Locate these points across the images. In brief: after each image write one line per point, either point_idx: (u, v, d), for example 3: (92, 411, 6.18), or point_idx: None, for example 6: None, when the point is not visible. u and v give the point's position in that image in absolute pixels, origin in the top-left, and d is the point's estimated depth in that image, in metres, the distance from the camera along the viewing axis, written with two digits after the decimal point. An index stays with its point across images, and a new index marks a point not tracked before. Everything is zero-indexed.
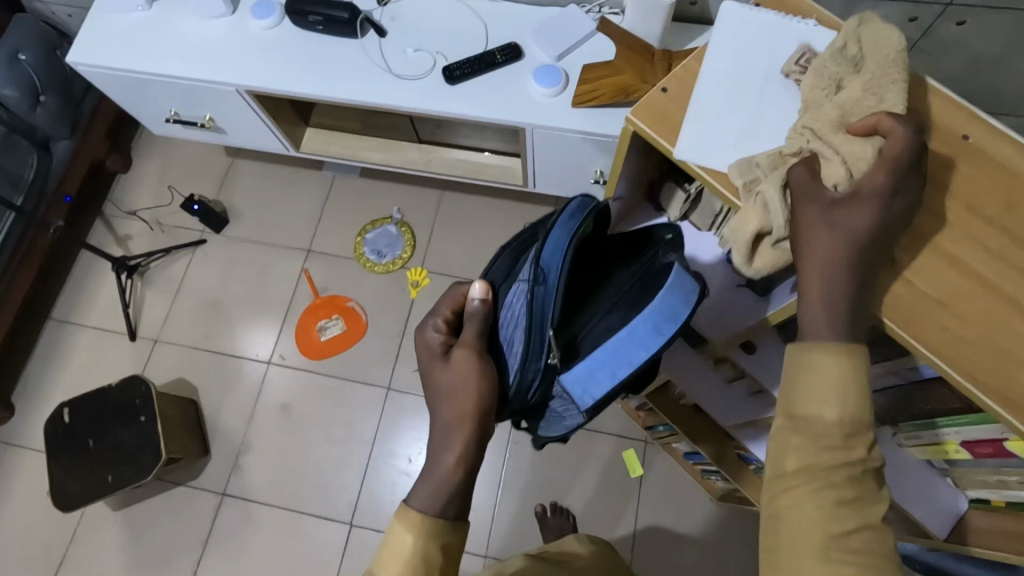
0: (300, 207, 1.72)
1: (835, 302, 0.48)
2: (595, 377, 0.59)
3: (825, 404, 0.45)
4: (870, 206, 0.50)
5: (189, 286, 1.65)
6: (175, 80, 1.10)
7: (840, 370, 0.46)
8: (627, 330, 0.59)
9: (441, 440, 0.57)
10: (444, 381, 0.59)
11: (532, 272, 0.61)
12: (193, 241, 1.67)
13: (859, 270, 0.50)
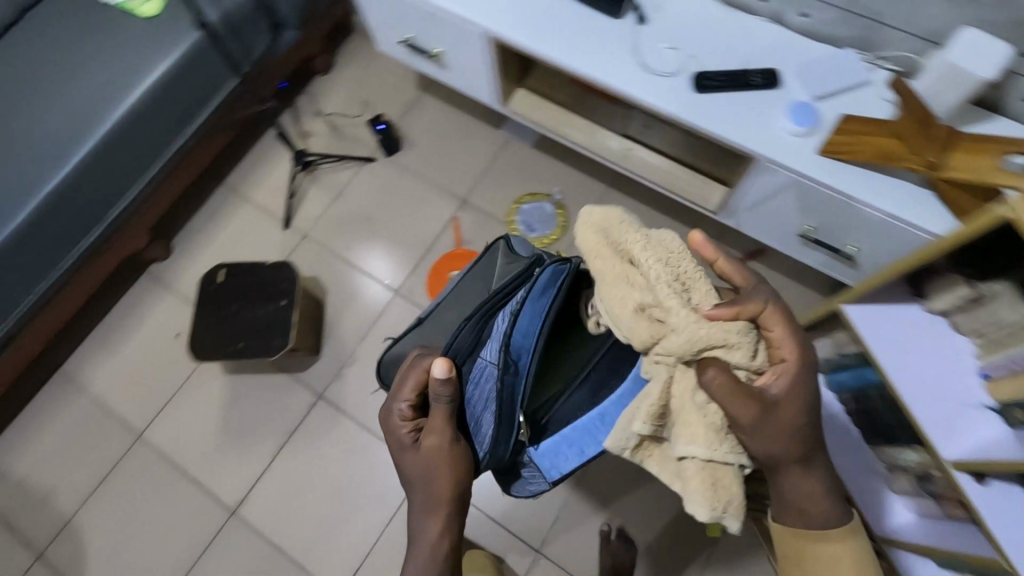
0: (468, 158, 1.75)
1: (776, 451, 0.71)
2: (563, 454, 0.96)
3: (806, 504, 0.76)
4: (775, 385, 0.72)
5: (347, 197, 1.72)
6: (431, 7, 1.13)
7: (818, 495, 0.76)
8: (597, 415, 0.92)
9: (423, 522, 0.84)
10: (423, 466, 0.84)
11: (503, 363, 0.87)
12: (364, 157, 1.74)
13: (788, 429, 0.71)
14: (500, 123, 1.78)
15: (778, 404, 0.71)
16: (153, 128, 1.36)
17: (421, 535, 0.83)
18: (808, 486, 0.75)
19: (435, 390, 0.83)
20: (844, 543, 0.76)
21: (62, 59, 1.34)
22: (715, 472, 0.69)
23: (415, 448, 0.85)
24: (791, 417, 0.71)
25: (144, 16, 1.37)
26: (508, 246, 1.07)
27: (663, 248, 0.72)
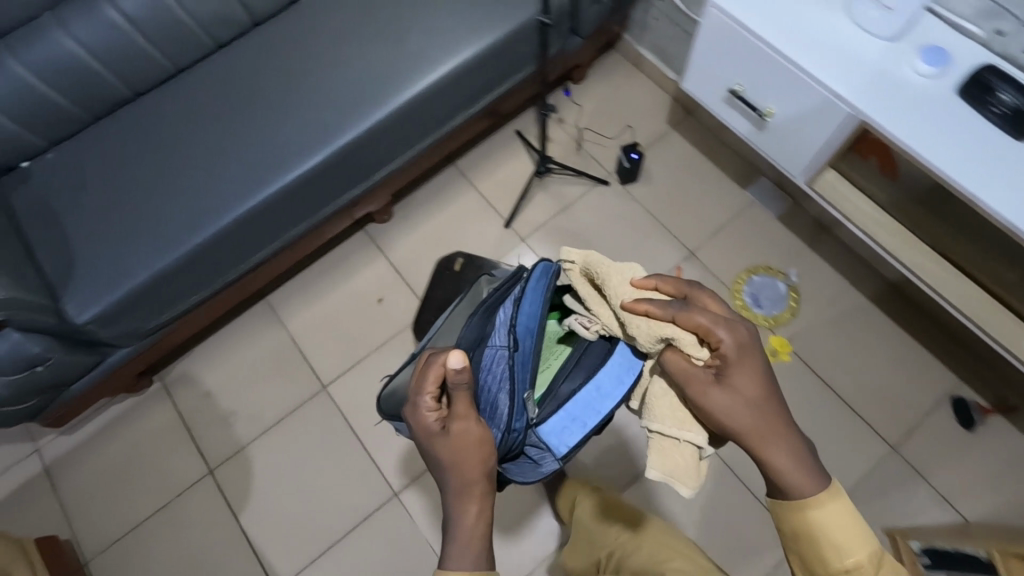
0: (705, 209, 1.66)
1: (747, 423, 0.69)
2: (568, 428, 0.85)
3: (819, 513, 0.66)
4: (744, 367, 0.70)
5: (572, 213, 1.68)
6: (797, 70, 1.06)
7: (830, 503, 0.66)
8: (589, 386, 0.85)
9: (455, 507, 0.73)
10: (453, 454, 0.73)
11: (510, 342, 0.84)
12: (599, 178, 1.69)
13: (759, 404, 0.69)
14: (746, 182, 1.68)
15: (733, 389, 0.70)
16: (443, 104, 1.37)
17: (456, 533, 0.72)
18: (778, 463, 0.68)
19: (453, 380, 0.72)
20: (833, 506, 0.66)
21: (383, 15, 1.35)
22: (664, 446, 0.73)
23: (441, 437, 0.73)
24: (722, 386, 0.70)
25: None
26: (491, 277, 1.13)
27: (622, 272, 0.79)
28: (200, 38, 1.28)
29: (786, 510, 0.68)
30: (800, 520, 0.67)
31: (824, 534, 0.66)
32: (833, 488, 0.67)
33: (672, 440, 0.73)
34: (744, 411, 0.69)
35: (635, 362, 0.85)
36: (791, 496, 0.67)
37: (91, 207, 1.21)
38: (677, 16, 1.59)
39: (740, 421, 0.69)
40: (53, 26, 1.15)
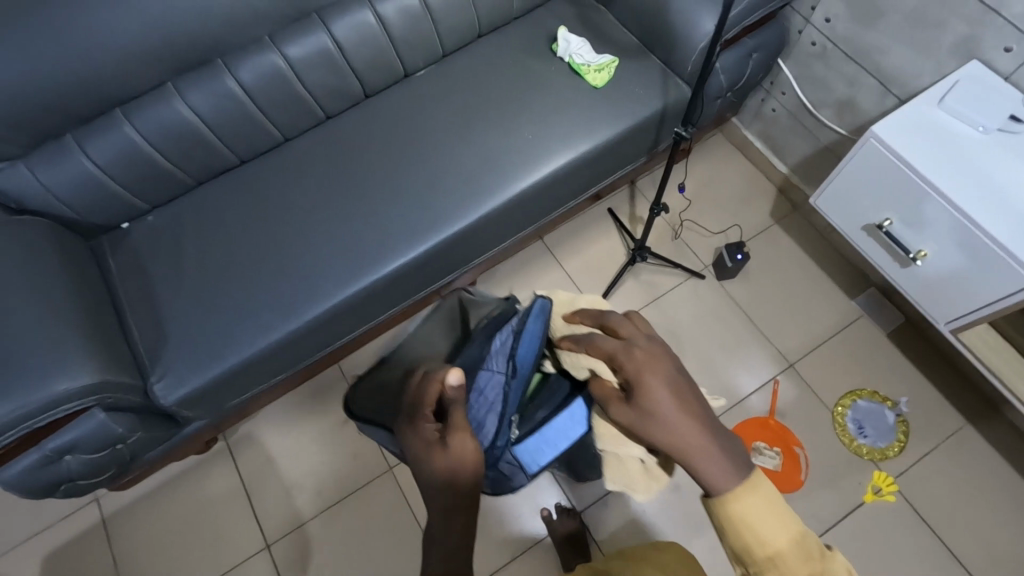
0: (806, 316, 1.54)
1: (661, 426, 0.62)
2: (542, 450, 0.92)
3: (745, 509, 0.59)
4: (656, 377, 0.65)
5: (663, 306, 1.58)
6: (966, 223, 0.95)
7: (766, 506, 0.59)
8: (556, 418, 0.89)
9: (441, 533, 0.65)
10: (449, 464, 0.66)
11: (508, 369, 0.90)
12: (695, 271, 1.59)
13: (658, 399, 0.63)
14: (853, 292, 1.57)
15: (651, 406, 0.63)
16: (552, 195, 1.30)
17: (452, 554, 0.63)
18: (702, 474, 0.60)
19: (454, 397, 0.72)
20: (750, 499, 0.59)
21: (498, 100, 1.30)
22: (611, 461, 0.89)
23: (438, 448, 0.67)
24: (651, 405, 0.63)
25: (589, 83, 1.30)
26: (472, 295, 1.19)
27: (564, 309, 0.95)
28: (311, 110, 1.25)
29: (718, 513, 0.60)
30: (738, 529, 0.59)
31: (754, 533, 0.58)
32: (753, 481, 0.60)
33: (616, 458, 0.87)
34: (684, 433, 0.62)
35: (583, 422, 0.90)
36: (719, 496, 0.60)
37: (188, 279, 1.17)
38: (798, 112, 1.49)
39: (661, 436, 0.62)
40: (170, 93, 1.12)
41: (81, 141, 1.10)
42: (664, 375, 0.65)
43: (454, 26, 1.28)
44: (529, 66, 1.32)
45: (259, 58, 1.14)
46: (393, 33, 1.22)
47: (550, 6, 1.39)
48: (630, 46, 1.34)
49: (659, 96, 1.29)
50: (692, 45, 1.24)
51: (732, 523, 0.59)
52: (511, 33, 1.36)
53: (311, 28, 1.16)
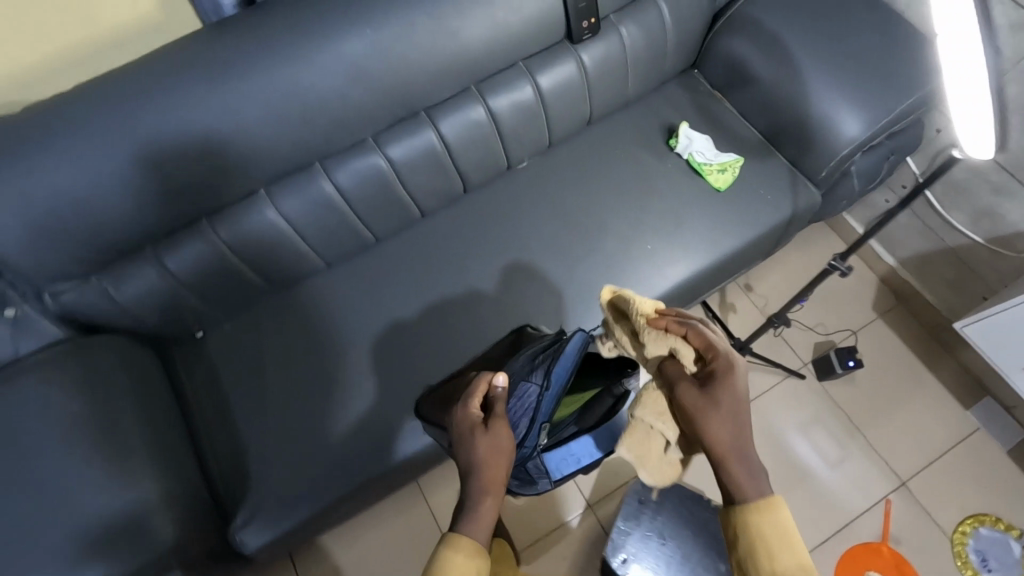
0: (918, 427, 1.43)
1: (727, 424, 0.60)
2: (568, 460, 0.80)
3: (755, 517, 0.56)
4: (739, 385, 0.63)
5: (761, 409, 1.46)
6: None
7: (776, 525, 0.55)
8: (588, 433, 0.79)
9: (470, 505, 0.63)
10: (487, 443, 0.66)
11: (546, 379, 0.79)
12: (796, 371, 1.46)
13: (740, 414, 0.61)
14: (966, 400, 1.46)
15: (721, 399, 0.61)
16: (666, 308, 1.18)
17: (473, 519, 0.62)
18: (741, 490, 0.58)
19: (496, 395, 0.71)
20: (766, 515, 0.56)
21: (611, 200, 1.18)
22: (636, 430, 0.68)
23: (478, 431, 0.67)
24: (723, 396, 0.62)
25: (711, 185, 1.17)
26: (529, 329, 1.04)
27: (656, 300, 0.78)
28: (407, 211, 1.12)
29: (741, 514, 0.56)
30: (752, 531, 0.55)
31: (760, 542, 0.54)
32: (772, 503, 0.57)
33: (648, 427, 0.68)
34: (740, 434, 0.60)
35: (611, 444, 0.79)
36: (749, 502, 0.57)
37: (274, 402, 1.06)
38: (920, 208, 1.37)
39: (716, 427, 0.60)
40: (262, 201, 1.00)
41: (160, 255, 0.98)
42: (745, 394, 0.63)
43: (567, 119, 1.15)
44: (643, 161, 1.20)
45: (360, 161, 1.02)
46: (504, 131, 1.10)
47: (663, 92, 1.27)
48: (753, 142, 1.22)
49: (788, 202, 1.17)
50: (834, 151, 1.12)
51: (747, 528, 0.55)
52: (621, 122, 1.24)
53: (419, 127, 1.04)
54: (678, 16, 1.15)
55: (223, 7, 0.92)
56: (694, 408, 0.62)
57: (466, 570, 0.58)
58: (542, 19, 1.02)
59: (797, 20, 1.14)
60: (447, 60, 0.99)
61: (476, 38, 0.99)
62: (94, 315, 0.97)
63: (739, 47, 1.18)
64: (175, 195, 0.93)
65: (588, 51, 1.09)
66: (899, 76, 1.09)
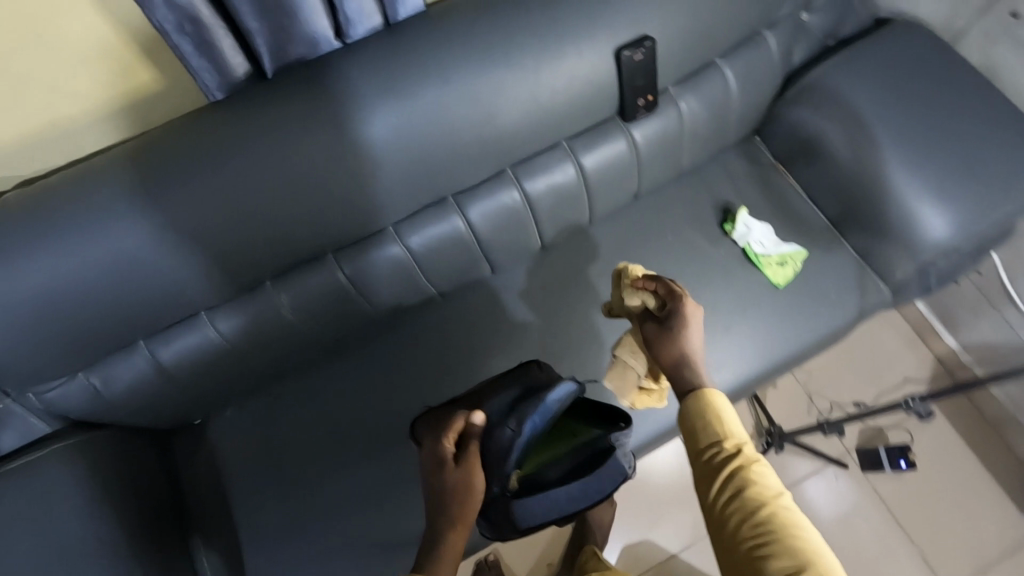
0: (967, 531, 1.31)
1: (683, 355, 0.73)
2: (537, 511, 0.74)
3: (698, 401, 0.68)
4: (694, 317, 0.76)
5: (797, 497, 1.35)
6: None
7: (715, 407, 0.67)
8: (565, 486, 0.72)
9: (437, 536, 0.65)
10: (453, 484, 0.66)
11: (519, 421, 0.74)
12: (837, 460, 1.36)
13: (692, 343, 0.74)
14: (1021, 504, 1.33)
15: (675, 328, 0.75)
16: None
17: (439, 558, 0.63)
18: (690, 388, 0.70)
19: (468, 430, 0.71)
20: (706, 398, 0.68)
21: None
22: (618, 372, 0.88)
23: (449, 465, 0.68)
24: (679, 326, 0.75)
25: (768, 279, 1.04)
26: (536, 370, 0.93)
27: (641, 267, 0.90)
28: (426, 297, 1.01)
29: (690, 402, 0.68)
30: (703, 414, 0.67)
31: (702, 419, 0.67)
32: (712, 394, 0.68)
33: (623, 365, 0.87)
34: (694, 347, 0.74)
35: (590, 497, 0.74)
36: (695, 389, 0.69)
37: (275, 502, 0.97)
38: (996, 298, 1.23)
39: (673, 351, 0.74)
40: (268, 294, 0.90)
41: (152, 348, 0.88)
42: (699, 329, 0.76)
43: (610, 198, 1.03)
44: (692, 244, 1.07)
45: (376, 250, 0.91)
46: (538, 214, 0.98)
47: (719, 162, 1.13)
48: (819, 229, 1.08)
49: (854, 302, 1.04)
50: (914, 252, 0.98)
51: (698, 410, 0.67)
52: (670, 196, 1.11)
53: (442, 213, 0.92)
54: (746, 86, 1.00)
55: (233, 80, 0.78)
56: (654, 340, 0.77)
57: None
58: (594, 96, 0.88)
59: (883, 98, 0.99)
60: (476, 143, 0.85)
61: (511, 118, 0.85)
62: (84, 409, 0.89)
63: (812, 121, 1.04)
64: (172, 293, 0.82)
65: (641, 128, 0.96)
66: (993, 175, 0.94)
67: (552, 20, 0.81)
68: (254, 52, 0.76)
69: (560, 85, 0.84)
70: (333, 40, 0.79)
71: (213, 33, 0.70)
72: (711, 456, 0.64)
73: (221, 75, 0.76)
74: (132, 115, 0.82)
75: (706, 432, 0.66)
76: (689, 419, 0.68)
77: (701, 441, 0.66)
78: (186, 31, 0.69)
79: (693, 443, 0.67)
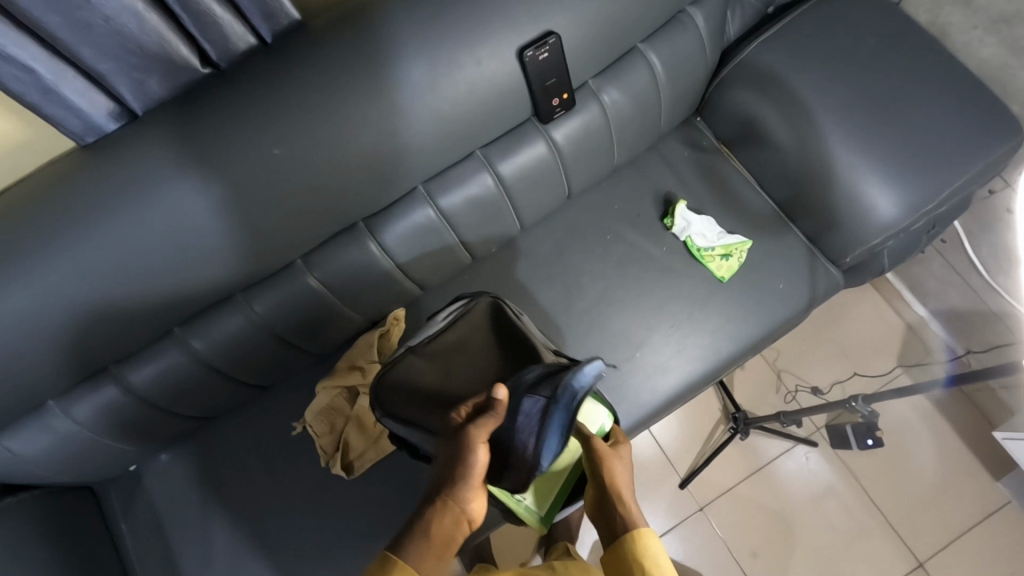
0: (939, 502, 1.30)
1: (461, 472, 0.63)
2: None
3: (644, 544, 0.62)
4: (480, 435, 0.64)
5: (767, 480, 1.34)
6: None
7: (656, 551, 0.62)
8: None
9: (408, 534, 0.60)
10: (456, 452, 0.65)
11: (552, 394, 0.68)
12: (806, 439, 1.34)
13: (468, 460, 0.63)
14: (994, 469, 1.32)
15: (467, 441, 0.64)
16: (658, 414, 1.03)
17: (415, 535, 0.60)
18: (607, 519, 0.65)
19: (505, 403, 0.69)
20: (644, 543, 0.62)
21: (593, 294, 0.99)
22: None
23: (450, 437, 0.67)
24: (471, 443, 0.64)
25: (713, 273, 0.99)
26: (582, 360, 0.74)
27: (382, 330, 0.96)
28: (356, 325, 0.97)
29: (625, 541, 0.62)
30: (636, 556, 0.61)
31: (647, 550, 0.61)
32: (645, 535, 0.63)
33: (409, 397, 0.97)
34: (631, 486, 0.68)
35: None
36: (627, 533, 0.63)
37: (222, 546, 0.95)
38: (960, 266, 1.19)
39: (451, 476, 0.63)
40: (177, 341, 0.85)
41: (63, 408, 0.84)
42: (481, 446, 0.64)
43: (538, 204, 0.97)
44: (633, 242, 1.02)
45: (287, 289, 0.86)
46: (459, 230, 0.93)
47: (659, 151, 1.07)
48: (763, 214, 1.03)
49: (804, 290, 1.00)
50: (861, 237, 0.92)
51: (635, 549, 0.61)
52: (608, 193, 1.05)
53: (353, 241, 0.86)
54: (676, 70, 0.93)
55: (100, 125, 0.71)
56: (452, 451, 0.65)
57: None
58: (501, 101, 0.81)
59: (824, 73, 0.92)
60: (376, 166, 0.78)
61: (409, 136, 0.78)
62: (5, 474, 0.85)
63: (750, 102, 0.97)
64: (69, 356, 0.77)
65: (561, 129, 0.90)
66: (940, 147, 0.89)
67: (445, 26, 0.73)
68: (113, 90, 0.69)
69: (460, 96, 0.77)
70: (200, 68, 0.72)
71: (53, 77, 0.63)
72: (626, 545, 0.62)
73: (82, 121, 0.69)
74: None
75: (643, 552, 0.61)
76: (627, 538, 0.62)
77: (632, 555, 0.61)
78: (22, 78, 0.61)
79: (625, 556, 0.61)
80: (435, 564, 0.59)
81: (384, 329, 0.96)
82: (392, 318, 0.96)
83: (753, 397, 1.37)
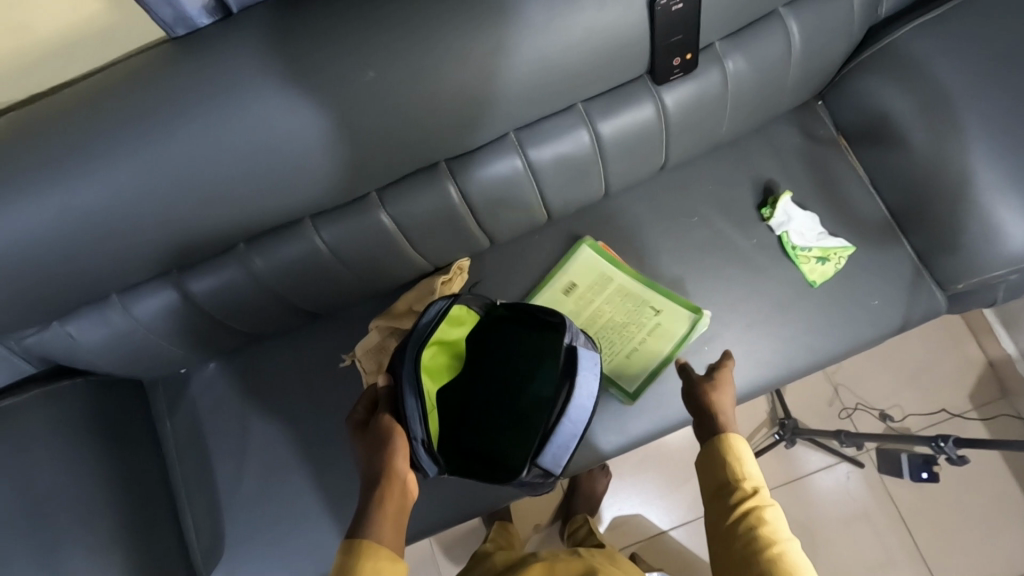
0: (977, 547, 1.24)
1: (385, 447, 0.68)
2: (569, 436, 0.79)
3: (729, 460, 0.73)
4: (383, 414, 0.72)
5: (802, 492, 1.29)
6: None
7: (738, 466, 0.72)
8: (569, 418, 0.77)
9: (361, 517, 0.63)
10: (375, 439, 0.70)
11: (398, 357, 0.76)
12: (853, 459, 1.28)
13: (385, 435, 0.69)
14: None
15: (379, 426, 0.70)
16: None
17: (366, 515, 0.63)
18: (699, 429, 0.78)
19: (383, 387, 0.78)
20: (729, 454, 0.73)
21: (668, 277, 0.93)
22: None
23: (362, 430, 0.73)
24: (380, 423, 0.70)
25: (805, 276, 0.92)
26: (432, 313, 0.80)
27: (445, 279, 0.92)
28: (418, 268, 0.93)
29: (711, 445, 0.74)
30: (722, 458, 0.73)
31: (739, 466, 0.72)
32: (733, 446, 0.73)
33: None
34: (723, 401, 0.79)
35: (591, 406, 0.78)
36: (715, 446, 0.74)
37: (258, 460, 0.97)
38: None
39: (377, 459, 0.68)
40: (239, 258, 0.83)
41: (124, 304, 0.83)
42: (388, 421, 0.71)
43: (629, 171, 0.90)
44: (720, 228, 0.94)
45: (356, 221, 0.82)
46: (542, 187, 0.87)
47: (769, 134, 0.98)
48: (871, 220, 0.94)
49: (900, 310, 0.91)
50: (983, 265, 0.83)
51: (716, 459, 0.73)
52: (703, 172, 0.97)
53: (432, 182, 0.82)
54: (813, 45, 0.82)
55: (191, 18, 0.65)
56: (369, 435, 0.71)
57: (376, 565, 0.59)
58: (619, 52, 0.73)
59: (987, 73, 0.81)
60: (471, 106, 0.72)
61: (514, 78, 0.71)
62: (63, 358, 0.86)
63: (890, 92, 0.86)
64: (135, 255, 0.75)
65: (673, 93, 0.82)
66: None
67: None
68: None
69: (578, 41, 0.69)
70: None
71: None
72: (710, 453, 0.74)
73: (174, 11, 0.63)
74: (67, 65, 0.66)
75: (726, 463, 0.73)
76: (706, 449, 0.75)
77: (714, 467, 0.74)
78: None
79: (709, 461, 0.74)
80: (395, 532, 0.63)
81: (448, 278, 0.93)
82: (455, 266, 0.93)
83: (807, 408, 1.30)
